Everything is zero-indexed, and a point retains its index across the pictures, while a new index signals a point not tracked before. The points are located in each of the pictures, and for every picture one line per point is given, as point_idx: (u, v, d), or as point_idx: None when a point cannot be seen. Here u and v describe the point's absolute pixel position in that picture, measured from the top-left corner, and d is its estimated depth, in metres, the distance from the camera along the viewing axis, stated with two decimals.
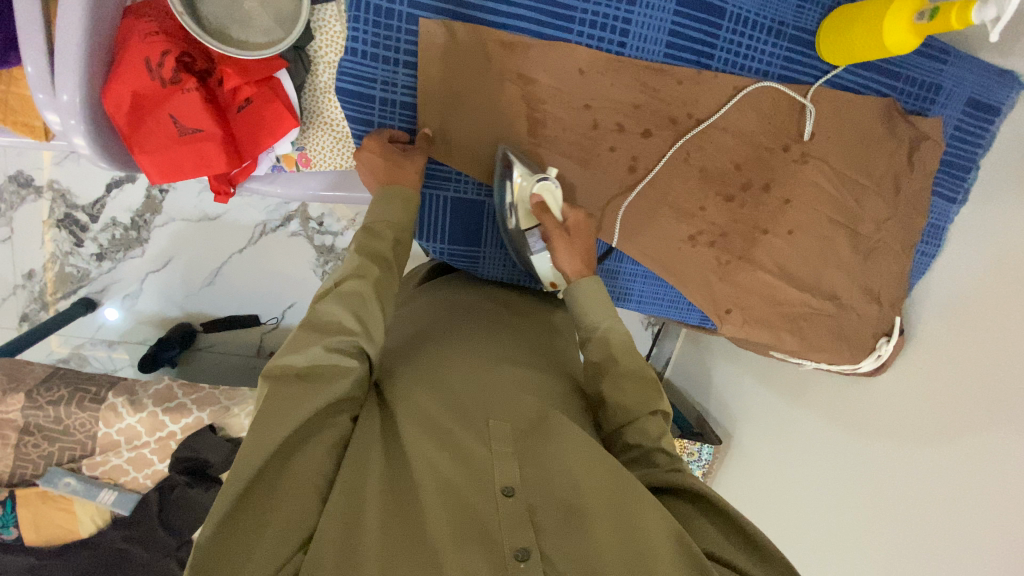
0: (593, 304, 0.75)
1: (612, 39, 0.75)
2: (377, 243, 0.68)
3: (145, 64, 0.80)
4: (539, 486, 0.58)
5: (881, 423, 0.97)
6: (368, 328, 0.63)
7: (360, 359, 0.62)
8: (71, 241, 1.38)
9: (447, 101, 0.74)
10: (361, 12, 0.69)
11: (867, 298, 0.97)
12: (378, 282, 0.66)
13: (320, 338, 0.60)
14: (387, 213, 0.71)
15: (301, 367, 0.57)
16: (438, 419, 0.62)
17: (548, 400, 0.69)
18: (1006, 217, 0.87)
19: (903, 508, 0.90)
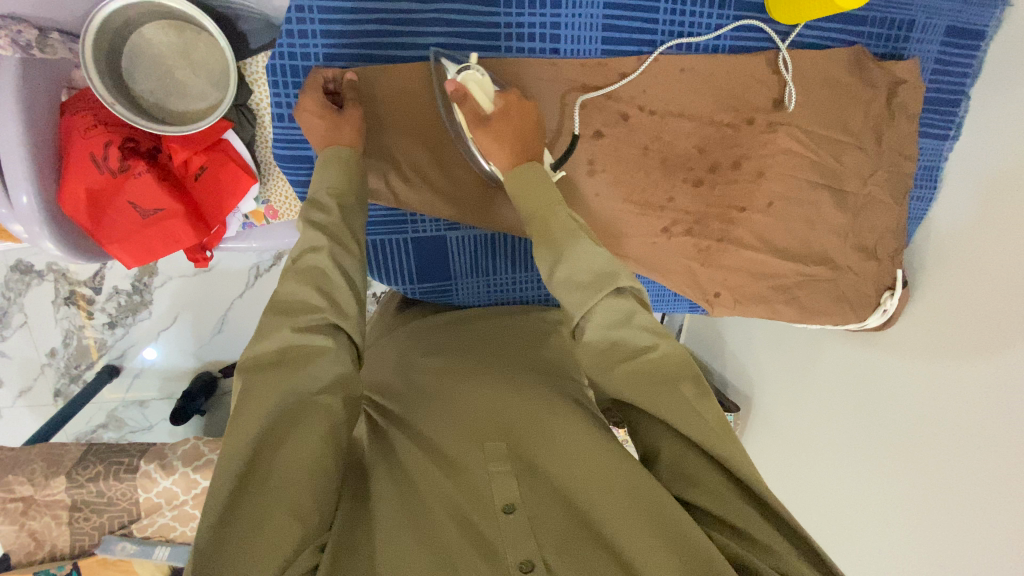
0: (530, 187, 0.65)
1: (543, 48, 0.73)
2: (326, 217, 0.62)
3: (92, 159, 0.81)
4: (542, 499, 0.55)
5: (883, 387, 0.97)
6: (336, 301, 0.59)
7: (338, 337, 0.58)
8: (82, 316, 1.43)
9: (388, 149, 0.73)
10: (280, 76, 0.68)
11: (863, 256, 0.93)
12: (334, 251, 0.61)
13: (286, 320, 0.57)
14: (328, 179, 0.64)
15: (275, 353, 0.55)
16: (439, 444, 0.59)
17: (542, 399, 0.65)
18: (1004, 148, 0.82)
19: (927, 468, 0.89)
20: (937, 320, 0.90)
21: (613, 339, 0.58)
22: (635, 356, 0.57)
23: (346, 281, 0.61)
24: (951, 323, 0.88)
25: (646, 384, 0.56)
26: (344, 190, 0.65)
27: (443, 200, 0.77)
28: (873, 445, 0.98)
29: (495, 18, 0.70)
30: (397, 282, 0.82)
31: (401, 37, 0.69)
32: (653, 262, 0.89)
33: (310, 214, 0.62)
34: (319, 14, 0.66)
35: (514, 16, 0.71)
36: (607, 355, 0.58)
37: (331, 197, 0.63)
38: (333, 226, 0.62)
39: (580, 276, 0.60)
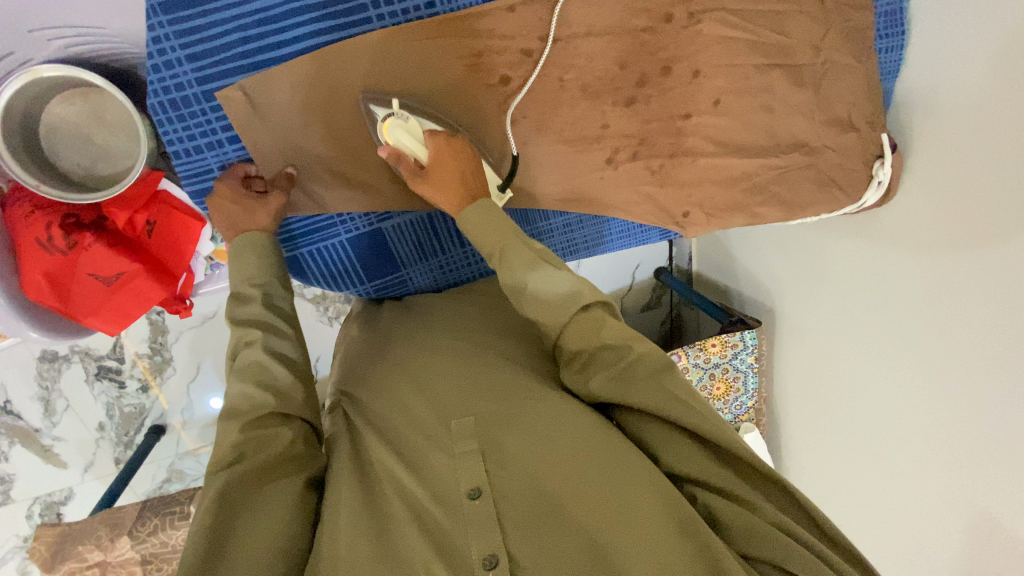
0: (483, 228, 0.65)
1: (416, 6, 0.69)
2: (250, 308, 0.64)
3: (40, 244, 0.82)
4: (509, 477, 0.56)
5: (913, 272, 0.93)
6: (279, 388, 0.60)
7: (291, 424, 0.60)
8: (116, 387, 1.50)
9: (291, 157, 0.70)
10: (161, 114, 0.65)
11: (838, 129, 0.84)
12: (269, 341, 0.63)
13: (233, 422, 0.57)
14: (246, 267, 0.66)
15: (231, 454, 0.55)
16: (412, 436, 0.61)
17: (511, 379, 0.66)
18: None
19: (990, 331, 0.84)
20: (959, 178, 0.85)
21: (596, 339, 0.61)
22: (612, 364, 0.60)
23: (285, 364, 0.63)
24: (983, 177, 0.81)
25: (627, 376, 0.60)
26: (263, 275, 0.67)
27: (366, 193, 0.74)
28: (909, 332, 0.96)
29: None
30: (347, 286, 0.81)
31: (266, 37, 0.65)
32: (607, 198, 0.84)
33: (236, 310, 0.63)
34: (178, 40, 0.63)
35: None
36: (587, 358, 0.62)
37: (252, 287, 0.65)
38: (263, 316, 0.64)
39: (550, 300, 0.62)
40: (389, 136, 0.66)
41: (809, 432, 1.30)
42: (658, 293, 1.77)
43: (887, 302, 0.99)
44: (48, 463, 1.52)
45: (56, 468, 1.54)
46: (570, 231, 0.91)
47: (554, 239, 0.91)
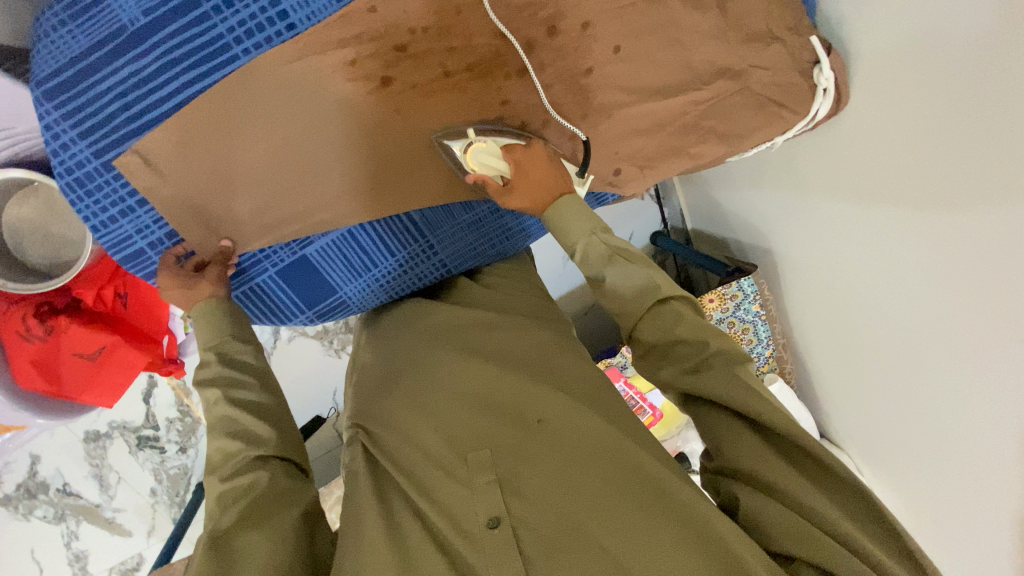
0: (573, 222, 0.70)
1: (278, 31, 0.67)
2: (209, 369, 0.68)
3: (21, 335, 0.88)
4: (528, 506, 0.55)
5: (888, 178, 0.83)
6: (252, 436, 0.64)
7: (267, 465, 0.63)
8: (158, 452, 1.60)
9: (200, 206, 0.71)
10: (71, 194, 0.68)
11: (760, 44, 0.77)
12: (229, 394, 0.67)
13: (214, 476, 0.62)
14: (206, 332, 0.70)
15: (217, 507, 0.59)
16: (434, 462, 0.61)
17: (525, 394, 0.65)
18: None
19: (978, 229, 0.73)
20: (893, 70, 0.75)
21: (677, 332, 0.64)
22: (689, 357, 0.63)
23: (251, 411, 0.66)
24: (913, 62, 0.72)
25: (699, 362, 0.62)
26: (222, 334, 0.71)
27: (281, 224, 0.75)
28: (908, 247, 0.85)
29: (214, 32, 0.65)
30: (289, 318, 0.83)
31: (145, 99, 0.66)
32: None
33: (197, 375, 0.68)
34: (65, 122, 0.66)
35: (228, 18, 0.65)
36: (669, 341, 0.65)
37: (213, 348, 0.70)
38: (224, 373, 0.68)
39: (623, 291, 0.68)
40: (474, 163, 0.72)
41: (837, 369, 1.20)
42: (660, 258, 1.69)
43: (873, 224, 0.90)
44: (116, 534, 1.63)
45: (123, 537, 1.64)
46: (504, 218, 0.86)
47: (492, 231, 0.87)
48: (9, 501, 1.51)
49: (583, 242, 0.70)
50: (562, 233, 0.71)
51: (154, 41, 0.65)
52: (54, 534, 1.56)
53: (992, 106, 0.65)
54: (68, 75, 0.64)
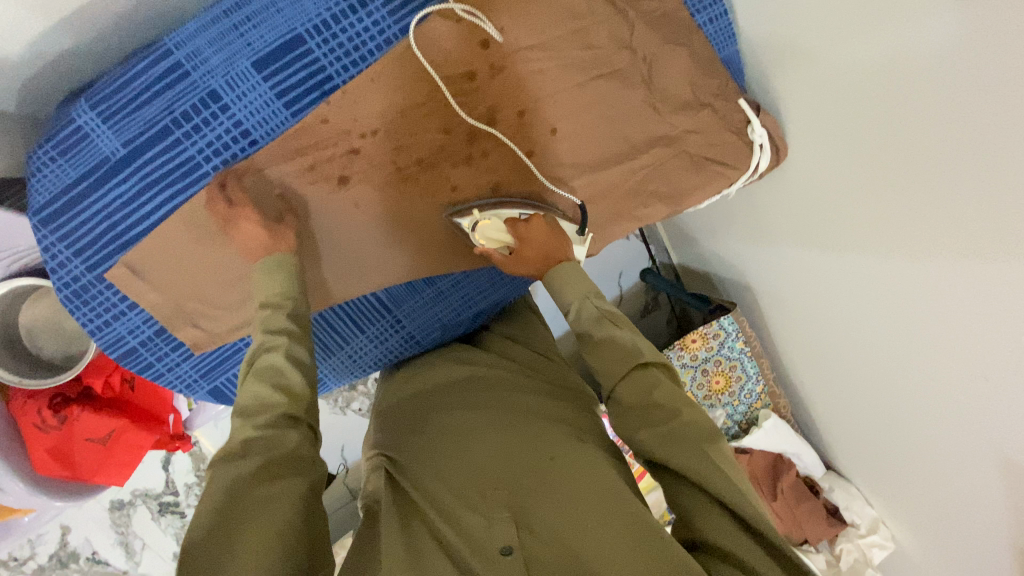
0: (569, 284, 0.77)
1: (242, 147, 0.74)
2: (280, 313, 0.68)
3: (37, 426, 0.96)
4: (540, 538, 0.58)
5: (851, 219, 0.87)
6: (296, 392, 0.62)
7: (298, 428, 0.61)
8: (178, 516, 1.66)
9: (185, 306, 0.79)
10: (71, 304, 0.76)
11: (690, 112, 0.82)
12: (291, 347, 0.65)
13: (246, 422, 0.59)
14: (273, 284, 0.70)
15: (239, 449, 0.57)
16: (447, 500, 0.64)
17: (545, 435, 0.70)
18: None
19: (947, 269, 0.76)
20: (845, 113, 0.78)
21: (656, 395, 0.66)
22: (660, 423, 0.64)
23: (304, 369, 0.65)
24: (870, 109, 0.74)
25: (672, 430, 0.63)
26: (290, 292, 0.71)
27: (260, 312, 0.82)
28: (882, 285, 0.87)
29: (186, 154, 0.73)
30: None
31: (129, 218, 0.74)
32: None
33: (265, 318, 0.67)
34: (62, 243, 0.74)
35: (198, 141, 0.73)
36: (642, 405, 0.66)
37: (279, 299, 0.69)
38: (286, 326, 0.67)
39: (606, 351, 0.71)
40: (481, 237, 0.80)
41: (825, 399, 1.20)
42: (651, 292, 1.69)
43: (840, 262, 0.93)
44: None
45: None
46: (459, 293, 0.89)
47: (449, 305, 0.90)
48: (40, 571, 1.57)
49: (578, 303, 0.75)
50: (561, 291, 0.77)
51: (134, 168, 0.73)
52: None
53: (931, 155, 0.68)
54: (58, 204, 0.72)
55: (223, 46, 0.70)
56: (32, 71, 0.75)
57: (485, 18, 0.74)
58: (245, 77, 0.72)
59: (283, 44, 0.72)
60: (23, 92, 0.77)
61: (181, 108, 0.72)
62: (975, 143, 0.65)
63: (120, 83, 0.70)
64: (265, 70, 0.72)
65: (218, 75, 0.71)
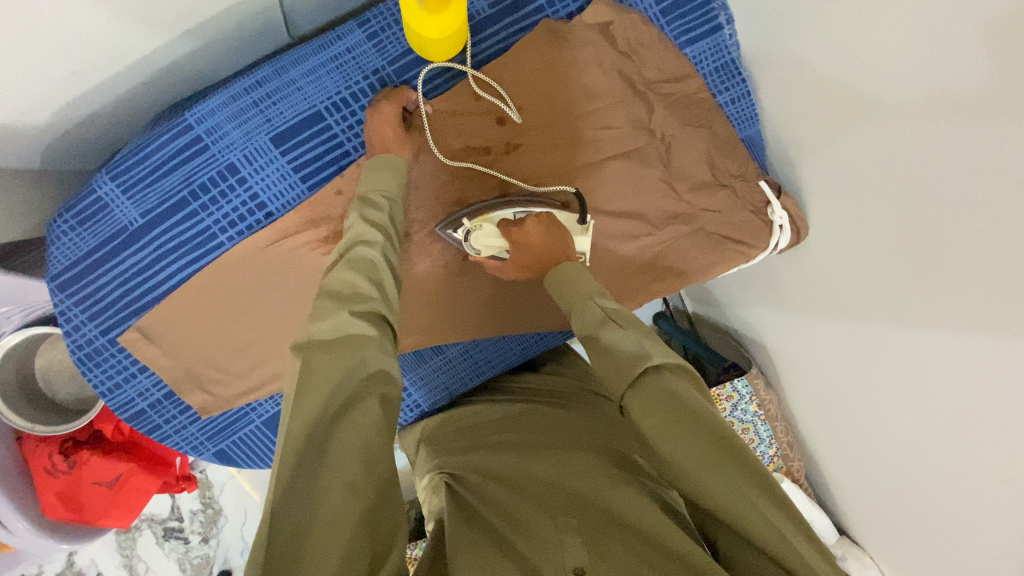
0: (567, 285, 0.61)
1: (257, 219, 0.75)
2: (380, 213, 0.64)
3: (47, 470, 0.97)
4: (610, 561, 0.51)
5: (851, 328, 0.78)
6: (386, 294, 0.58)
7: (383, 326, 0.56)
8: (181, 542, 1.61)
9: (194, 370, 0.79)
10: (84, 365, 0.77)
11: (709, 191, 0.80)
12: (385, 247, 0.62)
13: (342, 304, 0.55)
14: (380, 181, 0.67)
15: (330, 330, 0.52)
16: (507, 525, 0.59)
17: (607, 471, 0.66)
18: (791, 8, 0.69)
19: (946, 402, 0.67)
20: (845, 212, 0.74)
21: (676, 416, 0.49)
22: (693, 455, 0.48)
23: (391, 275, 0.61)
24: (870, 217, 0.69)
25: (702, 452, 0.48)
26: (394, 192, 0.67)
27: (266, 379, 0.82)
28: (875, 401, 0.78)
29: (202, 224, 0.74)
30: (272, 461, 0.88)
31: (143, 285, 0.75)
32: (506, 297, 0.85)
33: (366, 212, 0.64)
34: (78, 307, 0.75)
35: (214, 212, 0.74)
36: (668, 426, 0.49)
37: (381, 197, 0.66)
38: (384, 223, 0.63)
39: (616, 356, 0.54)
40: (477, 246, 0.71)
41: (841, 477, 1.14)
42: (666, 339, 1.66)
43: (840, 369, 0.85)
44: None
45: None
46: (468, 359, 0.89)
47: (455, 371, 0.90)
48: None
49: (580, 306, 0.59)
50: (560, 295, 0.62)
51: (151, 237, 0.74)
52: None
53: (930, 265, 0.63)
54: (77, 270, 0.74)
55: (243, 122, 0.71)
56: (57, 138, 0.76)
57: (503, 95, 0.74)
58: (263, 151, 0.73)
59: (302, 121, 0.73)
60: (49, 156, 0.79)
61: (198, 180, 0.72)
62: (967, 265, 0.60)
63: (141, 155, 0.71)
64: (283, 145, 0.73)
65: (237, 148, 0.72)
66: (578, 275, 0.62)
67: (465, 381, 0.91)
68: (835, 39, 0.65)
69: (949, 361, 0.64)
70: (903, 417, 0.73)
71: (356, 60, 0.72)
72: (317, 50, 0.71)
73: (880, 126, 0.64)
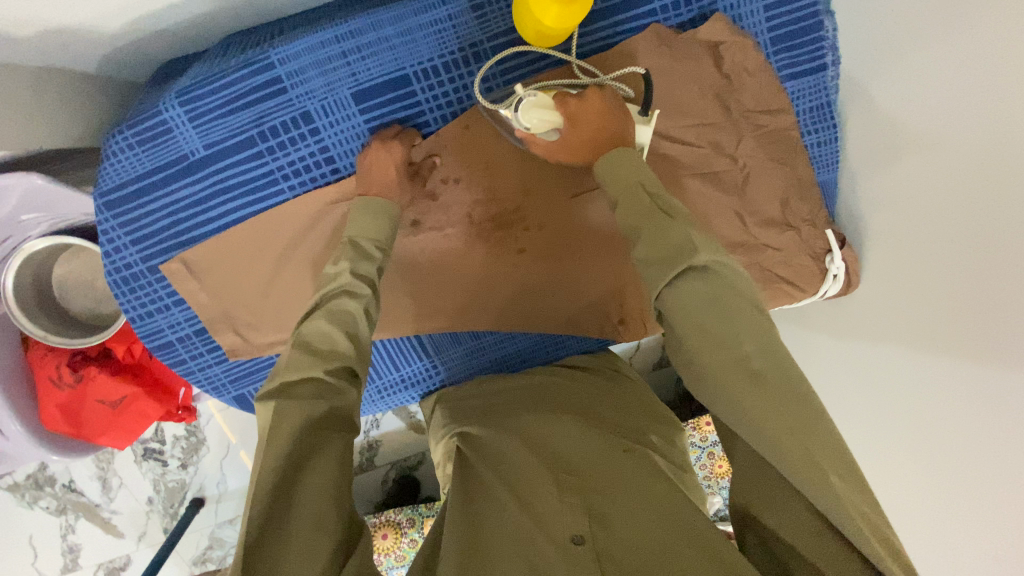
0: (614, 174, 0.62)
1: (322, 173, 0.72)
2: (366, 262, 0.64)
3: (52, 381, 0.96)
4: (609, 529, 0.53)
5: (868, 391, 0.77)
6: (361, 351, 0.59)
7: (355, 381, 0.57)
8: (159, 465, 1.43)
9: (227, 312, 0.77)
10: (118, 289, 0.75)
11: (774, 229, 0.80)
12: (367, 299, 0.62)
13: (314, 359, 0.55)
14: (370, 228, 0.66)
15: (309, 388, 0.53)
16: (515, 483, 0.61)
17: (613, 440, 0.66)
18: (893, 65, 0.68)
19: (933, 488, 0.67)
20: (892, 278, 0.73)
21: (706, 328, 0.51)
22: (734, 372, 0.49)
23: (370, 327, 0.62)
24: (910, 284, 0.69)
25: (734, 378, 0.49)
26: (384, 240, 0.67)
27: None
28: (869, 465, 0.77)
29: (265, 167, 0.71)
30: None
31: (194, 220, 0.73)
32: (547, 294, 0.82)
33: (350, 259, 0.63)
34: (121, 228, 0.72)
35: (279, 156, 0.71)
36: (700, 329, 0.51)
37: (373, 244, 0.66)
38: (371, 274, 0.63)
39: (655, 252, 0.55)
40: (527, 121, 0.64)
41: None
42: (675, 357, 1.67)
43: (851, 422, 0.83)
44: (109, 533, 1.44)
45: (114, 538, 1.44)
46: (506, 346, 0.88)
47: (490, 356, 0.89)
48: (16, 488, 1.38)
49: (627, 191, 0.60)
50: (608, 183, 0.63)
51: (211, 170, 0.71)
52: (50, 526, 1.40)
53: (956, 349, 0.62)
54: (127, 191, 0.71)
55: (328, 71, 0.69)
56: (124, 43, 0.71)
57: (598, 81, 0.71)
58: (342, 106, 0.70)
59: (388, 80, 0.70)
60: (109, 58, 0.74)
61: (271, 122, 0.70)
62: (977, 352, 0.59)
63: (214, 85, 0.68)
64: (363, 102, 0.70)
65: (315, 98, 0.69)
66: (626, 161, 0.62)
67: (499, 368, 0.90)
68: (932, 105, 0.63)
69: (952, 437, 0.63)
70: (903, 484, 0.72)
71: (454, 29, 0.69)
72: (417, 12, 0.68)
73: (955, 196, 0.62)
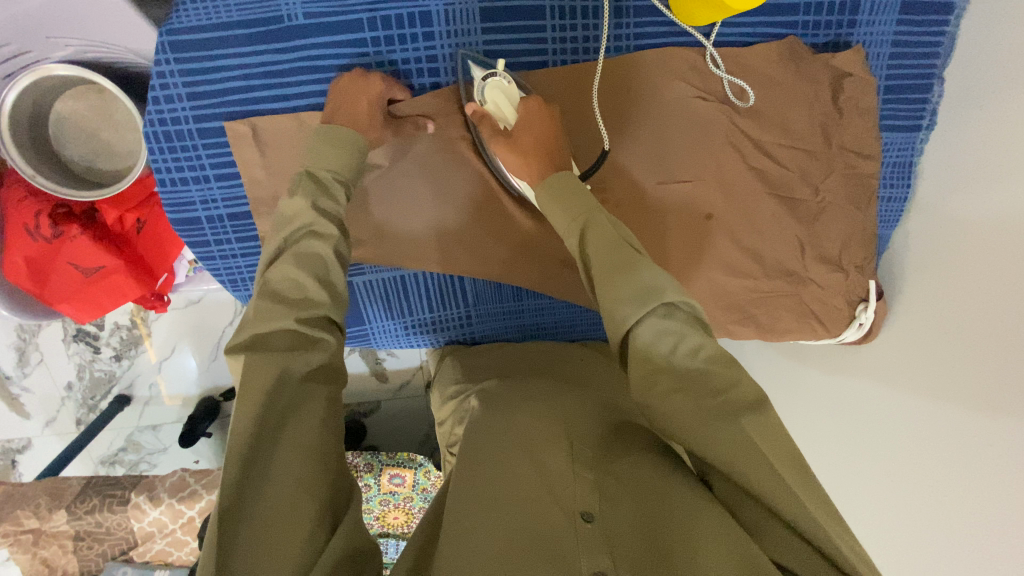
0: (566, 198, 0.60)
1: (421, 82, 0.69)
2: (335, 203, 0.58)
3: (25, 229, 0.84)
4: (617, 509, 0.51)
5: (852, 432, 0.79)
6: (335, 298, 0.54)
7: (331, 332, 0.52)
8: (90, 351, 1.24)
9: (270, 200, 0.69)
10: (155, 144, 0.66)
11: (827, 267, 0.81)
12: (338, 242, 0.56)
13: (282, 307, 0.49)
14: (334, 158, 0.60)
15: (284, 341, 0.48)
16: (523, 442, 0.58)
17: (621, 420, 0.65)
18: (966, 134, 0.73)
19: (927, 529, 0.68)
20: (916, 334, 0.76)
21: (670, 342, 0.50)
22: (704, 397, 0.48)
23: (343, 271, 0.56)
24: (936, 339, 0.72)
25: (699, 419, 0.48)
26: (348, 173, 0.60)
27: None
28: (854, 503, 0.79)
29: (364, 57, 0.66)
30: None
31: (266, 89, 0.65)
32: None
33: (321, 200, 0.57)
34: (181, 77, 0.64)
35: (382, 49, 0.66)
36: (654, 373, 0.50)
37: (331, 177, 0.59)
38: (337, 213, 0.58)
39: (622, 291, 0.52)
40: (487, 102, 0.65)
41: None
42: None
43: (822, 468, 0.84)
44: (13, 411, 1.25)
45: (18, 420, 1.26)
46: (543, 313, 0.87)
47: (523, 319, 0.87)
48: None
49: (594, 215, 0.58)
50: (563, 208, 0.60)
51: (302, 41, 0.64)
52: None
53: (971, 400, 0.65)
54: (202, 37, 0.63)
55: None
56: None
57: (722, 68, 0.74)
58: (466, 18, 0.67)
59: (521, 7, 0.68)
60: None
61: (385, 11, 0.65)
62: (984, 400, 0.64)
63: None
64: (490, 22, 0.68)
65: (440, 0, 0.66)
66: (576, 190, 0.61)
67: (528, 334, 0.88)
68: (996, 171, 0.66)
69: (953, 483, 0.66)
70: (890, 527, 0.73)
71: None
72: None
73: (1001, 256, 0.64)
